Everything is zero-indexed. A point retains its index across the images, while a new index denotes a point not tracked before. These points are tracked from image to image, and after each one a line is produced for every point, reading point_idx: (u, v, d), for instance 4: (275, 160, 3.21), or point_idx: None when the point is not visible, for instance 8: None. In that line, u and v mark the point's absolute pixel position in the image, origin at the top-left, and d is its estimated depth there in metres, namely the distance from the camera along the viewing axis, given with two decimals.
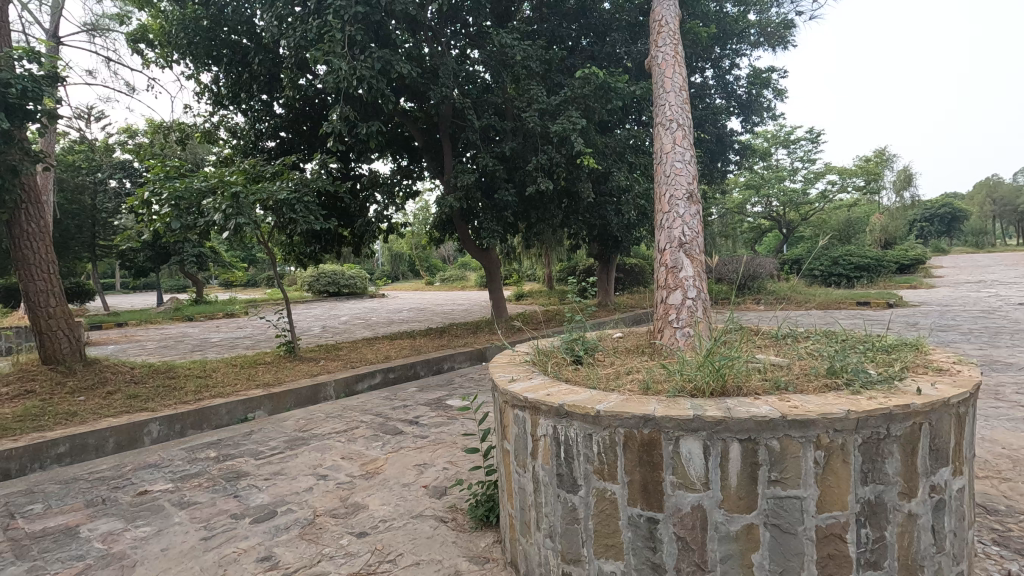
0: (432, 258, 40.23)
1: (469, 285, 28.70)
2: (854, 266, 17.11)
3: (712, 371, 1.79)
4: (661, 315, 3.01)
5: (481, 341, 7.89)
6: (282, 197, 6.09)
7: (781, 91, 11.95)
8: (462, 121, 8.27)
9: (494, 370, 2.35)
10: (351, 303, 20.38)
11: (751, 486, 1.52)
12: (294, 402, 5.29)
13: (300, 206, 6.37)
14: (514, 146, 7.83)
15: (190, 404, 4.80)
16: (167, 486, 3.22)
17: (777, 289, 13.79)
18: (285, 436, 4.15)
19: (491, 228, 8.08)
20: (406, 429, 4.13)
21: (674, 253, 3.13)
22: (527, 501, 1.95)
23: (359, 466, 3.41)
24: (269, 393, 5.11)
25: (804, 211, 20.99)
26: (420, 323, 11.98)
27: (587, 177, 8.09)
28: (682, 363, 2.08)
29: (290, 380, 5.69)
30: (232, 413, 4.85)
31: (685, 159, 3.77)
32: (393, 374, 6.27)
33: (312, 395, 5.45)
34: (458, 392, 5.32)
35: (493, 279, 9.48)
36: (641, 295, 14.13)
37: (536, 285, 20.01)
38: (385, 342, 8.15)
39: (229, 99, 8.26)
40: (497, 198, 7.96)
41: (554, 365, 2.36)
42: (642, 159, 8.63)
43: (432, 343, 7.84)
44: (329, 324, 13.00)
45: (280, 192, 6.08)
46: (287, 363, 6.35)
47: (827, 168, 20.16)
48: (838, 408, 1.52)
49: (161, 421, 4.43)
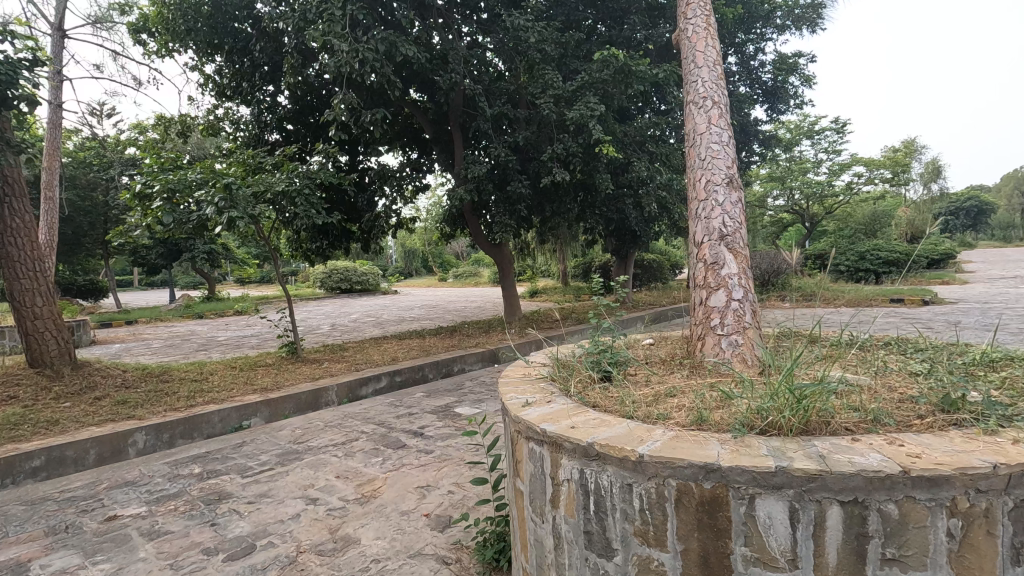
0: (446, 255, 40.06)
1: (482, 282, 28.40)
2: (881, 261, 16.46)
3: (791, 402, 1.37)
4: (701, 319, 2.57)
5: (494, 341, 7.51)
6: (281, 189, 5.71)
7: (809, 77, 11.33)
8: (473, 110, 7.85)
9: (505, 389, 1.96)
10: (364, 299, 20.16)
11: (855, 565, 1.10)
12: (293, 409, 4.95)
13: (302, 199, 5.98)
14: (528, 135, 7.39)
15: (181, 411, 4.47)
16: (139, 511, 2.87)
17: (802, 286, 13.24)
18: (278, 449, 3.80)
19: (504, 222, 7.67)
20: (409, 442, 3.76)
21: (714, 246, 2.70)
22: (544, 559, 1.55)
23: (355, 487, 3.04)
24: (266, 399, 4.78)
25: (828, 205, 20.28)
26: (432, 321, 11.64)
27: (605, 168, 7.63)
28: (741, 386, 1.66)
29: (289, 384, 5.35)
30: (225, 421, 4.51)
31: (723, 141, 3.27)
32: (400, 378, 5.91)
33: (313, 400, 5.11)
34: (467, 398, 4.94)
35: (506, 276, 9.08)
36: (659, 292, 13.66)
37: (550, 281, 19.62)
38: (393, 342, 7.81)
39: (232, 91, 7.94)
40: (510, 190, 7.54)
41: (578, 383, 1.96)
42: (664, 149, 8.16)
43: (443, 343, 7.48)
44: (339, 322, 12.72)
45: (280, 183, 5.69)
46: (288, 366, 6.02)
47: (853, 160, 19.44)
48: (978, 459, 1.09)
49: (148, 431, 4.11)
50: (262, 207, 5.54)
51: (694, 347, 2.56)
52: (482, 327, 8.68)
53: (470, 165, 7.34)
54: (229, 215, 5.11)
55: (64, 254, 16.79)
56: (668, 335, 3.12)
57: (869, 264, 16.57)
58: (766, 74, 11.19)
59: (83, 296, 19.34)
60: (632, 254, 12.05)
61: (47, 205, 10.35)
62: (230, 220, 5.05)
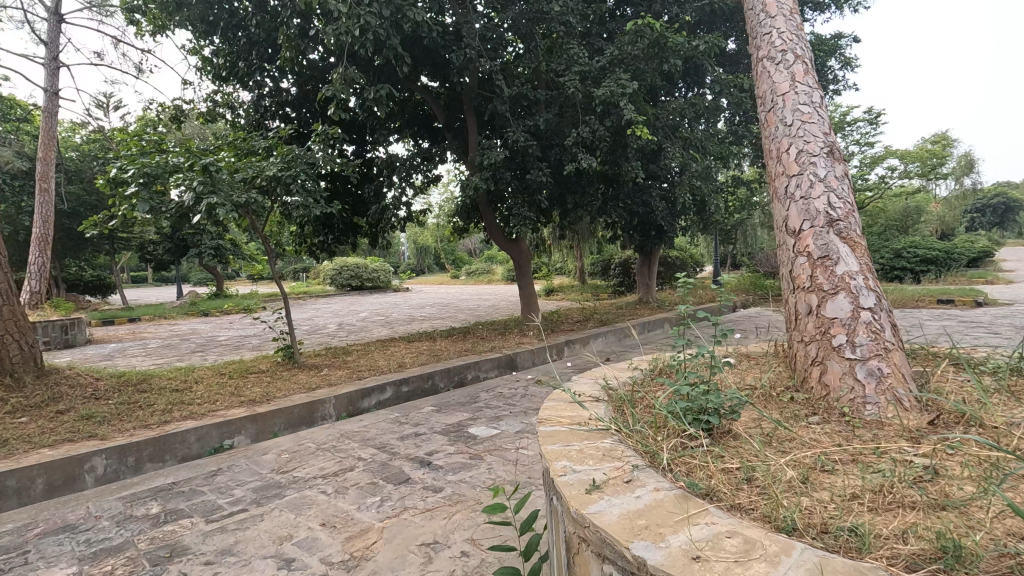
0: (459, 251, 39.50)
1: (496, 279, 27.78)
2: (919, 259, 15.52)
3: None
4: (817, 335, 1.99)
5: (511, 345, 6.86)
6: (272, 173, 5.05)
7: (850, 59, 10.42)
8: (490, 92, 7.18)
9: (554, 459, 1.48)
10: (374, 297, 19.59)
11: None
12: (283, 425, 4.33)
13: (296, 185, 5.28)
14: (550, 117, 6.69)
15: (153, 429, 3.87)
16: (67, 572, 2.25)
17: None
18: (256, 481, 3.16)
19: (524, 213, 7.00)
20: (413, 475, 3.10)
21: (820, 235, 2.11)
22: None
23: (343, 542, 2.40)
24: (252, 415, 4.16)
25: (860, 200, 19.28)
26: (443, 321, 11.03)
27: (635, 154, 6.93)
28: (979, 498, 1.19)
29: (282, 395, 4.73)
30: (204, 442, 3.90)
31: (813, 101, 2.55)
32: (407, 388, 5.26)
33: (307, 415, 4.48)
34: (483, 415, 4.28)
35: (523, 273, 8.41)
36: (684, 292, 12.90)
37: (567, 279, 18.90)
38: (401, 345, 7.16)
39: (228, 73, 7.32)
40: (529, 179, 6.85)
41: (669, 456, 1.46)
42: (698, 134, 7.44)
43: (455, 347, 6.83)
44: (346, 321, 12.14)
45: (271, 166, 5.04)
46: (283, 373, 5.41)
47: (886, 153, 18.45)
48: None
49: (109, 453, 3.49)
50: (254, 194, 4.91)
51: (809, 373, 1.99)
52: (497, 329, 8.02)
53: (485, 151, 6.67)
54: (210, 202, 4.46)
55: (69, 248, 16.40)
56: (751, 356, 2.59)
57: (906, 262, 15.64)
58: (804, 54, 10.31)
59: (89, 292, 18.96)
60: (657, 250, 11.30)
61: (42, 197, 9.86)
62: (216, 210, 4.41)
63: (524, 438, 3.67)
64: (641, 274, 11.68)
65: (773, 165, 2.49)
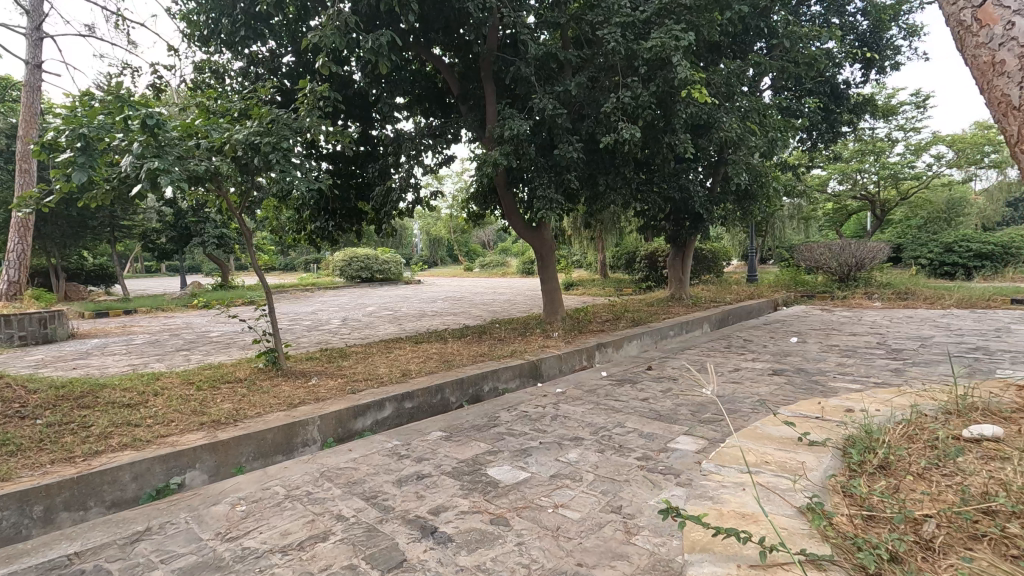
0: (473, 243, 38.68)
1: (510, 272, 26.89)
2: (974, 253, 14.26)
3: None
4: None
5: (534, 349, 5.92)
6: (242, 139, 4.05)
7: (914, 27, 9.23)
8: (512, 54, 6.20)
9: None
10: (385, 289, 18.79)
11: None
12: (250, 456, 3.41)
13: (275, 155, 4.23)
14: (583, 81, 5.69)
15: (74, 465, 2.96)
16: None
17: (891, 283, 11.25)
18: (190, 556, 2.22)
19: (550, 195, 6.02)
20: (410, 554, 2.15)
21: None
22: None
23: None
24: (210, 443, 3.25)
25: (905, 189, 17.99)
26: (456, 317, 10.11)
27: (683, 128, 5.99)
28: None
29: (255, 415, 3.81)
30: (142, 483, 3.00)
31: None
32: (410, 405, 4.32)
33: (284, 442, 3.57)
34: (505, 448, 3.32)
35: (546, 265, 7.42)
36: (718, 288, 11.85)
37: (586, 272, 17.91)
38: (407, 347, 6.25)
39: (209, 33, 6.36)
40: (558, 156, 5.86)
41: None
42: (756, 104, 6.48)
43: (470, 351, 5.89)
44: (352, 315, 11.31)
45: (240, 131, 4.05)
46: (263, 383, 4.49)
47: (933, 139, 17.10)
48: None
49: (7, 503, 2.59)
50: (223, 162, 3.97)
51: None
52: (518, 329, 7.09)
53: (506, 122, 5.69)
54: (154, 171, 3.45)
55: (67, 236, 15.72)
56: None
57: (958, 257, 14.41)
58: (863, 19, 9.09)
59: (90, 281, 18.30)
60: (692, 242, 10.25)
61: (23, 179, 9.11)
62: (167, 178, 3.45)
63: (562, 488, 2.71)
64: (672, 267, 10.64)
65: (1007, 90, 2.15)
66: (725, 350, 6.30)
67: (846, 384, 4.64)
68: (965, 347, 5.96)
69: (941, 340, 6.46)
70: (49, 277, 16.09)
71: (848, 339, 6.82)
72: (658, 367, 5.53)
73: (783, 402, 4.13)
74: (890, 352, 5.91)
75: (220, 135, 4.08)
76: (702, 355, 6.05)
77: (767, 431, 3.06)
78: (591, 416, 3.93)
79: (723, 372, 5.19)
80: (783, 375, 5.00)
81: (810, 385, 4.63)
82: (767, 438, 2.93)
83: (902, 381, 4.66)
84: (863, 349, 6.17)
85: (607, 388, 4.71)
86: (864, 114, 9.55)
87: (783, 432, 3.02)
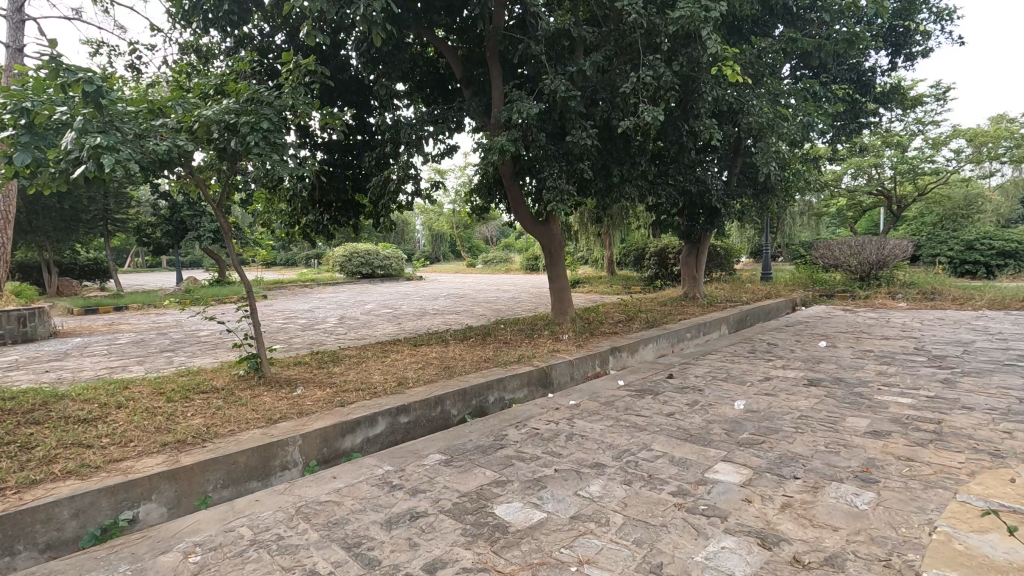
0: (475, 239, 38.26)
1: (514, 269, 26.44)
2: (997, 251, 13.71)
3: None
4: None
5: (543, 353, 5.44)
6: (211, 117, 3.52)
7: (945, 11, 8.64)
8: (521, 31, 5.69)
9: None
10: (386, 286, 18.40)
11: None
12: (218, 484, 2.94)
13: (252, 136, 3.68)
14: (598, 61, 5.20)
15: (4, 499, 2.49)
16: None
17: (915, 282, 10.71)
18: None
19: (561, 184, 5.52)
20: None
21: None
22: None
23: None
24: (170, 470, 2.78)
25: (921, 185, 17.43)
26: (457, 316, 9.64)
27: (708, 113, 5.51)
28: None
29: (227, 432, 3.34)
30: (85, 520, 2.52)
31: None
32: (405, 419, 3.85)
33: (258, 466, 3.10)
34: (514, 478, 2.84)
35: (555, 262, 6.91)
36: (732, 287, 11.35)
37: (592, 269, 17.45)
38: (404, 350, 5.77)
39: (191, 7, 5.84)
40: (570, 142, 5.35)
41: None
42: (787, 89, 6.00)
43: (474, 355, 5.40)
44: (350, 313, 10.85)
45: (210, 108, 3.52)
46: (241, 395, 4.02)
47: (951, 133, 16.51)
48: None
49: None
50: (189, 141, 3.40)
51: None
52: (524, 330, 6.62)
53: (515, 104, 5.19)
54: (100, 153, 2.90)
55: (59, 230, 15.32)
56: None
57: (979, 255, 13.86)
58: (890, 2, 8.53)
59: (86, 276, 18.00)
60: (706, 238, 9.76)
61: None
62: (111, 156, 2.86)
63: (586, 536, 2.22)
64: (685, 264, 10.14)
65: None
66: (750, 355, 5.81)
67: (895, 397, 4.13)
68: (1015, 354, 5.44)
69: (984, 345, 5.93)
70: (41, 272, 15.74)
71: (881, 343, 6.31)
72: (679, 374, 5.05)
73: (829, 420, 3.63)
74: (932, 359, 5.39)
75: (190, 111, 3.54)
76: (726, 361, 5.55)
77: (975, 548, 2.03)
78: (611, 436, 3.44)
79: (752, 382, 4.69)
80: (820, 386, 4.50)
81: (854, 399, 4.12)
82: (989, 569, 1.90)
83: (957, 394, 4.15)
84: (900, 355, 5.66)
85: (625, 401, 4.22)
86: (890, 104, 9.01)
87: (1005, 552, 1.99)
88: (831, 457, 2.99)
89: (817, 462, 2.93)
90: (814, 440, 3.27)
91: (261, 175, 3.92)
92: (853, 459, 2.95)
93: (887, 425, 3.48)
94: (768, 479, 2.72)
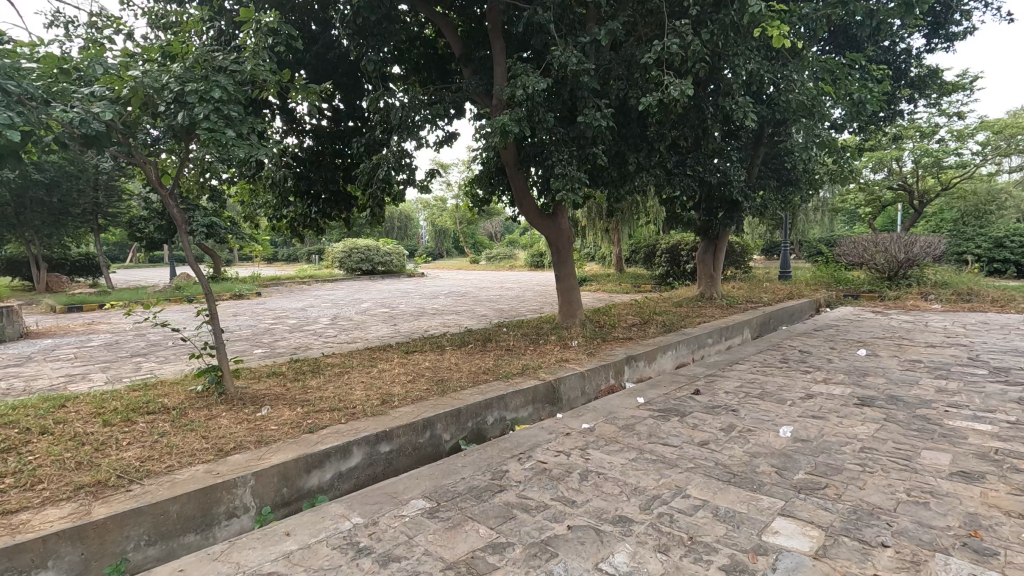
0: (479, 235, 37.68)
1: (518, 265, 25.86)
2: None
3: None
4: None
5: (551, 363, 4.79)
6: (142, 81, 2.88)
7: None
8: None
9: None
10: (386, 282, 17.81)
11: None
12: (141, 540, 2.32)
13: (198, 106, 3.01)
14: (616, 29, 4.53)
15: None
16: None
17: (947, 282, 9.99)
18: None
19: (571, 171, 4.88)
20: None
21: None
22: None
23: None
24: (75, 527, 2.17)
25: (945, 179, 16.65)
26: (458, 317, 9.03)
27: (740, 88, 4.82)
28: None
29: (163, 469, 2.71)
30: None
31: None
32: (386, 448, 3.21)
33: (196, 515, 2.48)
34: (516, 539, 2.21)
35: (562, 259, 6.24)
36: (749, 286, 10.69)
37: (599, 266, 16.86)
38: (393, 358, 5.13)
39: None
40: (582, 122, 4.69)
41: None
42: (832, 64, 5.30)
43: (471, 365, 4.76)
44: (344, 313, 10.26)
45: (143, 73, 2.89)
46: (192, 417, 3.39)
47: (979, 125, 15.69)
48: None
49: None
50: (111, 110, 2.74)
51: None
52: (529, 335, 5.97)
53: (519, 78, 4.53)
54: None
55: (48, 224, 14.78)
56: None
57: (1010, 252, 13.14)
58: None
59: (77, 272, 17.48)
60: (725, 234, 9.10)
61: None
62: None
63: None
64: (701, 262, 9.47)
65: None
66: (784, 366, 5.14)
67: (970, 423, 3.46)
68: None
69: None
70: (32, 268, 15.24)
71: (929, 351, 5.63)
72: (706, 390, 4.39)
73: (900, 455, 2.98)
74: (994, 372, 4.71)
75: (115, 73, 2.87)
76: (757, 374, 4.89)
77: None
78: (634, 476, 2.80)
79: (793, 401, 4.03)
80: (875, 407, 3.84)
81: (921, 425, 3.45)
82: None
83: None
84: (956, 366, 4.99)
85: (648, 425, 3.57)
86: (926, 90, 8.22)
87: None
88: (920, 513, 2.35)
89: (904, 519, 2.29)
90: (890, 485, 2.62)
91: (215, 154, 3.28)
92: (948, 516, 2.31)
93: (978, 464, 2.82)
94: (849, 547, 2.08)
